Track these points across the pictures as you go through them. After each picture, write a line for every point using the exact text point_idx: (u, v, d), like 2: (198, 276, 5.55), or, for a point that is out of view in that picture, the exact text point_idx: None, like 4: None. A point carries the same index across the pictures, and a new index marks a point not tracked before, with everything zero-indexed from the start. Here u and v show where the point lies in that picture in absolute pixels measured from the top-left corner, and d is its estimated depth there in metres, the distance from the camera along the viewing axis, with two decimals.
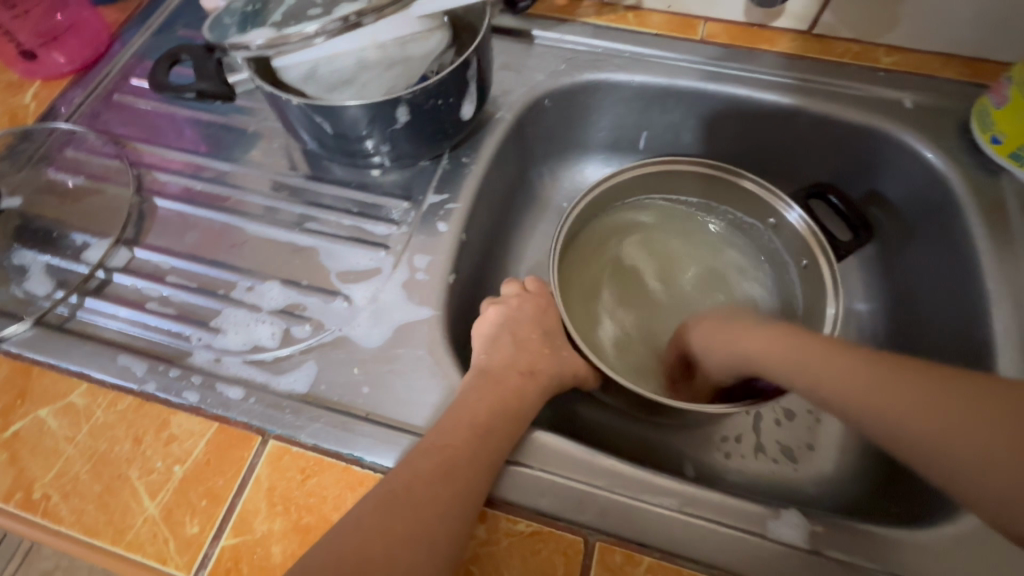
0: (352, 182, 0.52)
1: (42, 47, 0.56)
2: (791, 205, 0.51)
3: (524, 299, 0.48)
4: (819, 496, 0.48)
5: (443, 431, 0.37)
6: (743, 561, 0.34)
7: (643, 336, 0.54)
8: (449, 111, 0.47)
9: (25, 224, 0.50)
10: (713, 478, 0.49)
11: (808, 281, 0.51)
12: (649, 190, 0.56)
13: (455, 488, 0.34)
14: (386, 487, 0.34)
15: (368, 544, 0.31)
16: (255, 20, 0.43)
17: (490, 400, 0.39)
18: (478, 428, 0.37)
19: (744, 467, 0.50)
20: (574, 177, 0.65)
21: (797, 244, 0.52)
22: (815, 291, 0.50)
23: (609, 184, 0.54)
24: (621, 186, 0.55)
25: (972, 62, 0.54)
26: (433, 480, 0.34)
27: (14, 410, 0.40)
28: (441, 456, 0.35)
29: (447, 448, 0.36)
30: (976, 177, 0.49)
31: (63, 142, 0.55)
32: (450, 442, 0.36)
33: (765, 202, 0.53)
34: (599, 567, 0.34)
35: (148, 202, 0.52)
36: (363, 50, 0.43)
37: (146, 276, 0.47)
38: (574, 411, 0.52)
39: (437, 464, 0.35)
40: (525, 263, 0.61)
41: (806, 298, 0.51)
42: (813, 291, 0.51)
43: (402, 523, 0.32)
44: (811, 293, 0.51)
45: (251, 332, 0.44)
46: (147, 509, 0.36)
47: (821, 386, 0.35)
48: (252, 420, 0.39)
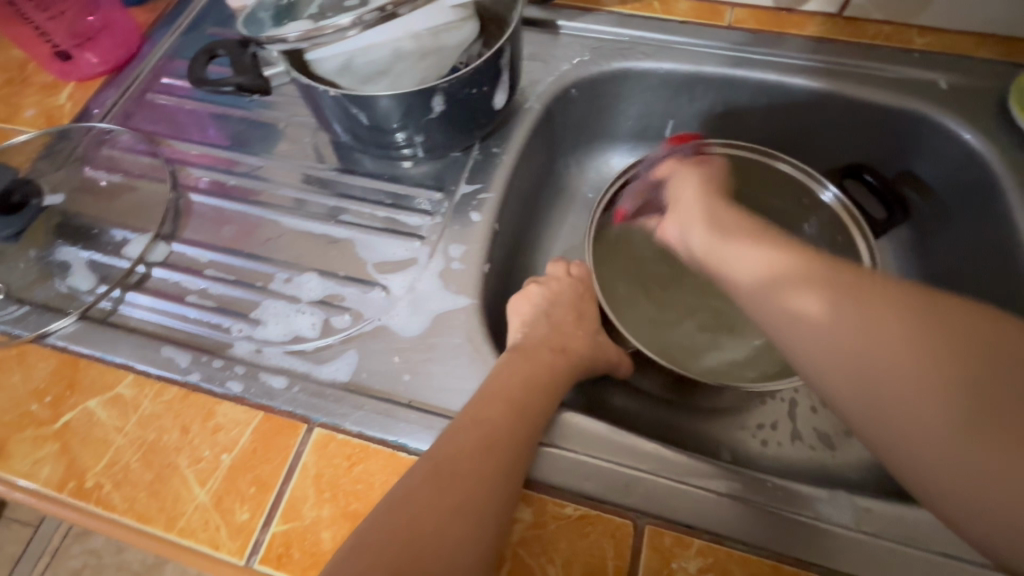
0: (384, 174, 0.53)
1: (76, 48, 0.57)
2: (827, 184, 0.51)
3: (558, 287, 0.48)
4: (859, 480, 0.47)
5: (486, 413, 0.37)
6: (793, 544, 0.34)
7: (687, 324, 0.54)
8: (482, 101, 0.47)
9: (65, 222, 0.51)
10: (748, 464, 0.49)
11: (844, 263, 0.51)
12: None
13: (503, 469, 0.34)
14: (433, 466, 0.34)
15: (422, 522, 0.31)
16: (290, 14, 0.43)
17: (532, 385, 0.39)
18: (522, 412, 0.37)
19: (781, 453, 0.50)
20: (601, 167, 0.64)
21: (831, 225, 0.52)
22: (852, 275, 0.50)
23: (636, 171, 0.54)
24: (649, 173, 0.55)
25: (1008, 41, 0.53)
26: (481, 461, 0.34)
27: (63, 401, 0.41)
28: (486, 436, 0.35)
29: (492, 429, 0.36)
30: (1016, 156, 0.48)
31: (98, 141, 0.55)
32: (494, 423, 0.36)
33: (801, 184, 0.53)
34: (649, 551, 0.33)
35: (183, 198, 0.52)
36: (398, 41, 0.43)
37: (184, 270, 0.48)
38: (609, 399, 0.52)
39: (483, 444, 0.35)
40: (552, 252, 0.61)
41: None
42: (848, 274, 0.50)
43: (453, 502, 0.32)
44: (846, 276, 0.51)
45: (290, 323, 0.44)
46: (198, 496, 0.37)
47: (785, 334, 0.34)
48: (297, 408, 0.40)
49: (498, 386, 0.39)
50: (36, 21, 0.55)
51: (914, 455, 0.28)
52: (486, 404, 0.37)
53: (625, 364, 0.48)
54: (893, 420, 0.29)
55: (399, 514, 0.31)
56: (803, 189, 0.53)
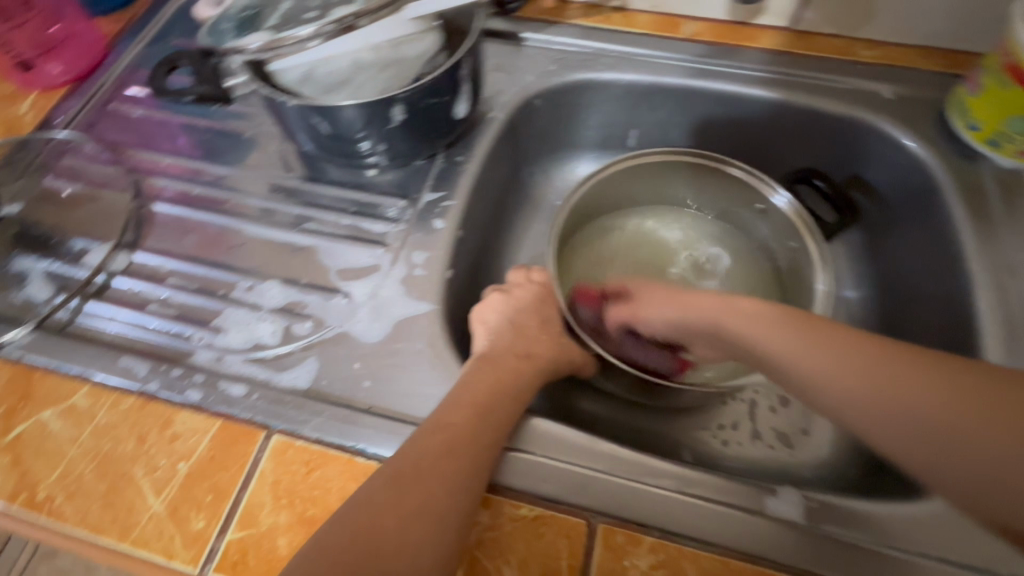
0: (349, 182, 0.53)
1: (40, 58, 0.57)
2: (777, 188, 0.52)
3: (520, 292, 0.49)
4: (815, 476, 0.49)
5: (445, 415, 0.37)
6: (744, 540, 0.35)
7: None
8: (443, 110, 0.48)
9: (23, 231, 0.50)
10: (710, 464, 0.50)
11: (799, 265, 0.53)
12: (646, 181, 0.57)
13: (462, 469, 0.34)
14: (394, 468, 0.34)
15: (380, 524, 0.31)
16: (252, 25, 0.44)
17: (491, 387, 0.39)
18: (481, 414, 0.37)
19: (741, 453, 0.51)
20: (567, 175, 0.66)
21: (785, 228, 0.53)
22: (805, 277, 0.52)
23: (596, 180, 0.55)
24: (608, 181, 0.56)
25: (948, 54, 0.56)
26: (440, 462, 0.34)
27: (16, 413, 0.41)
28: (445, 437, 0.35)
29: (451, 431, 0.36)
30: (955, 163, 0.50)
31: (61, 150, 0.55)
32: (454, 424, 0.36)
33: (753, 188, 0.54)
34: (603, 550, 0.34)
35: (146, 207, 0.52)
36: (359, 51, 0.44)
37: (145, 279, 0.48)
38: (574, 403, 0.53)
39: (442, 445, 0.35)
40: (519, 259, 0.61)
41: (796, 283, 0.53)
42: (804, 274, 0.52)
43: (411, 503, 0.32)
44: (800, 277, 0.52)
45: (252, 330, 0.44)
46: (153, 506, 0.37)
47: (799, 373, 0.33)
48: (256, 416, 0.40)
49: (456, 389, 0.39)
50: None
51: (931, 462, 0.28)
52: (444, 407, 0.38)
53: (587, 366, 0.48)
54: (894, 427, 0.29)
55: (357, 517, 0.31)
56: (756, 194, 0.54)
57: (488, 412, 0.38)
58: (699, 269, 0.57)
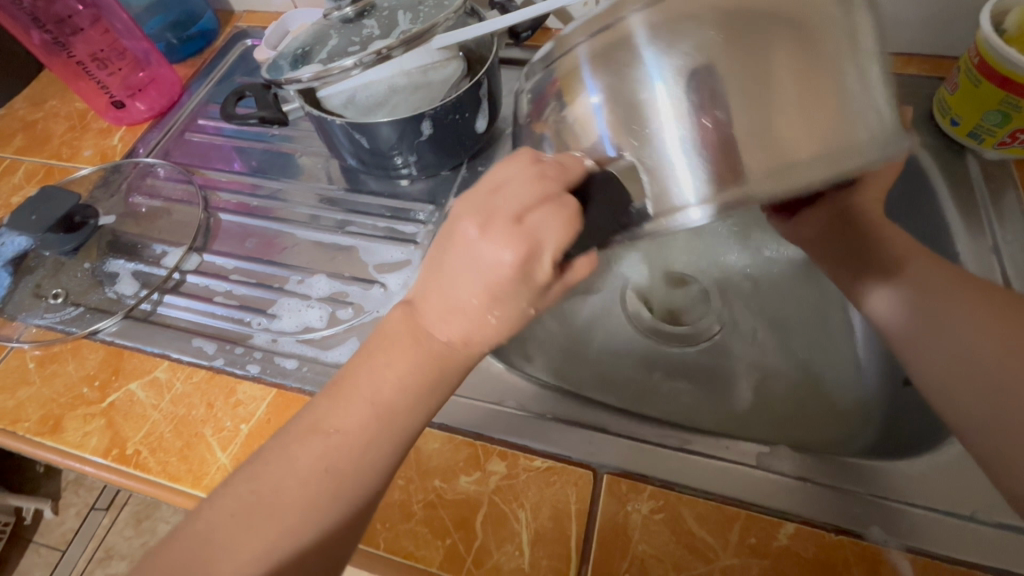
0: (385, 192, 0.61)
1: (129, 98, 0.68)
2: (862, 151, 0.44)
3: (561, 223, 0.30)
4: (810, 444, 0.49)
5: (343, 413, 0.34)
6: (740, 490, 0.38)
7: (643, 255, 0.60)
8: (465, 124, 0.56)
9: (115, 240, 0.59)
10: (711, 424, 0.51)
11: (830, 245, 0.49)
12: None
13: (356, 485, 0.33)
14: (284, 478, 0.33)
15: (283, 545, 0.32)
16: (305, 60, 0.52)
17: (407, 395, 0.34)
18: (408, 413, 0.34)
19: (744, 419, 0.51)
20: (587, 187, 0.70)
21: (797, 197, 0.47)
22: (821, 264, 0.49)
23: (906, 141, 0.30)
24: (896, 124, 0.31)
25: (932, 59, 0.60)
26: (331, 480, 0.33)
27: (109, 385, 0.48)
28: (333, 443, 0.34)
29: (342, 437, 0.34)
30: (943, 156, 0.54)
31: (144, 173, 0.65)
32: (347, 434, 0.34)
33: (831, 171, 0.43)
34: (607, 496, 0.38)
35: (213, 218, 0.61)
36: (393, 77, 0.53)
37: (213, 275, 0.56)
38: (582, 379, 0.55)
39: (331, 459, 0.33)
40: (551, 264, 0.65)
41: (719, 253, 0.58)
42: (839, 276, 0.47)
43: (314, 517, 0.33)
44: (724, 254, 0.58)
45: (302, 316, 0.51)
46: (220, 458, 0.43)
47: (921, 330, 0.41)
48: (305, 385, 0.46)
49: (348, 374, 0.35)
50: (99, 77, 0.65)
51: (923, 369, 0.41)
52: (346, 394, 0.35)
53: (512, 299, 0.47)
54: (926, 347, 0.41)
55: (252, 530, 0.32)
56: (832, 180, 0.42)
57: (394, 413, 0.34)
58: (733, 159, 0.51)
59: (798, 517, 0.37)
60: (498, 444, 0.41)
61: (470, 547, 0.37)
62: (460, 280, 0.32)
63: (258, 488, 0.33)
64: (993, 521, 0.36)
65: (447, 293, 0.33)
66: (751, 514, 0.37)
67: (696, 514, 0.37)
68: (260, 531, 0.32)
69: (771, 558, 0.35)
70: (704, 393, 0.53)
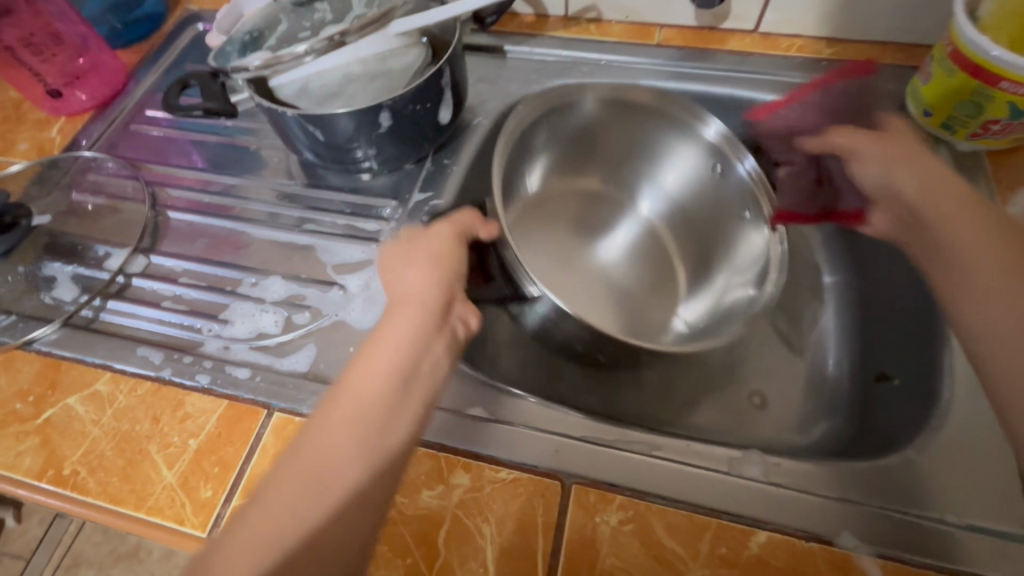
0: (346, 187, 0.57)
1: (67, 86, 0.63)
2: (745, 153, 0.54)
3: (452, 242, 0.43)
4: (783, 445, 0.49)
5: (351, 385, 0.35)
6: (712, 497, 0.37)
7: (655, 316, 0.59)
8: (427, 116, 0.53)
9: (53, 241, 0.55)
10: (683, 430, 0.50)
11: (749, 240, 0.55)
12: (644, 118, 0.58)
13: (377, 458, 0.33)
14: (301, 461, 0.32)
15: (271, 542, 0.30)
16: (254, 46, 0.49)
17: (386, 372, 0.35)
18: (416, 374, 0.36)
19: (717, 421, 0.51)
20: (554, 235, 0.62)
21: (742, 194, 0.55)
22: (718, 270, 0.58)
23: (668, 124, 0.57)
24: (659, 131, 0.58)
25: (907, 47, 0.59)
26: (349, 454, 0.32)
27: (45, 399, 0.45)
28: (347, 413, 0.34)
29: (354, 407, 0.34)
30: None
31: (85, 168, 0.61)
32: (359, 401, 0.34)
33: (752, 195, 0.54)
34: (575, 507, 0.37)
35: (162, 216, 0.57)
36: (348, 65, 0.49)
37: (161, 278, 0.52)
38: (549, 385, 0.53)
39: (350, 428, 0.33)
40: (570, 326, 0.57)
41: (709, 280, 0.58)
42: (733, 273, 0.56)
43: (340, 495, 0.31)
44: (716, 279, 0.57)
45: (256, 321, 0.48)
46: (166, 477, 0.40)
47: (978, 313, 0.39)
48: (258, 396, 0.43)
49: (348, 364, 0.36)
50: (31, 64, 0.61)
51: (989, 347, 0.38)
52: (355, 369, 0.36)
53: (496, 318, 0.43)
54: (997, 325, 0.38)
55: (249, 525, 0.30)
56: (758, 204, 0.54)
57: (401, 375, 0.35)
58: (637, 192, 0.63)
59: (770, 525, 0.36)
60: (461, 455, 0.39)
61: (432, 565, 0.36)
62: (410, 258, 0.41)
63: (277, 481, 0.32)
64: (965, 524, 0.35)
65: (401, 270, 0.41)
66: (722, 524, 0.36)
67: (666, 524, 0.36)
68: (278, 522, 0.30)
69: (741, 568, 0.34)
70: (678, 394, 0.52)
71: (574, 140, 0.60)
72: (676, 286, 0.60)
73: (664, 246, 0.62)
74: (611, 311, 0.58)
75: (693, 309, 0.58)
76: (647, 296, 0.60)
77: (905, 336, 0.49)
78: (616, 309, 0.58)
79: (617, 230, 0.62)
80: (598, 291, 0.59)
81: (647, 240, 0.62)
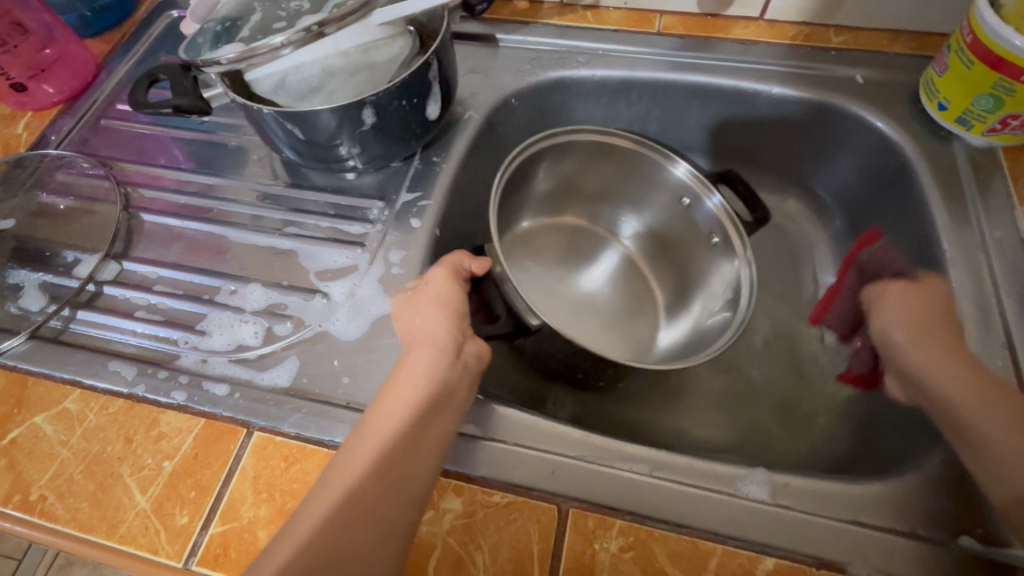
0: (330, 186, 0.54)
1: (32, 80, 0.59)
2: (712, 189, 0.53)
3: (450, 285, 0.42)
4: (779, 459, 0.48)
5: (377, 420, 0.36)
6: (716, 520, 0.35)
7: (639, 330, 0.57)
8: (414, 111, 0.49)
9: (19, 246, 0.52)
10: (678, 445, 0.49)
11: (719, 267, 0.54)
12: (619, 159, 0.58)
13: (398, 493, 0.34)
14: (324, 492, 0.34)
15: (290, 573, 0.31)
16: (227, 36, 0.45)
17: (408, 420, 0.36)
18: (441, 415, 0.37)
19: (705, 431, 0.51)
20: (544, 242, 0.61)
21: (710, 223, 0.54)
22: (696, 296, 0.56)
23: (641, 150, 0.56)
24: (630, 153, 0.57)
25: (918, 36, 0.56)
26: (369, 488, 0.34)
27: (11, 419, 0.42)
28: (372, 447, 0.35)
29: (381, 443, 0.35)
30: (929, 144, 0.51)
31: (53, 167, 0.57)
32: (382, 439, 0.35)
33: (719, 223, 0.53)
34: (572, 533, 0.35)
35: (135, 218, 0.54)
36: (327, 58, 0.45)
37: (134, 286, 0.50)
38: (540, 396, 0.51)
39: (372, 462, 0.34)
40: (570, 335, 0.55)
41: (681, 302, 0.57)
42: (710, 299, 0.55)
43: (359, 528, 0.32)
44: (687, 302, 0.57)
45: (235, 332, 0.46)
46: (139, 503, 0.38)
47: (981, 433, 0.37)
48: (237, 414, 0.41)
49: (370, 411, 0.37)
50: None
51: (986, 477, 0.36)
52: (381, 404, 0.37)
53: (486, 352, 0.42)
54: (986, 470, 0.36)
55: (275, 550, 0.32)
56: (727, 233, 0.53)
57: (425, 414, 0.37)
58: (616, 223, 0.62)
59: (778, 551, 0.34)
60: (452, 476, 0.37)
61: None
62: (421, 311, 0.41)
63: (302, 509, 0.34)
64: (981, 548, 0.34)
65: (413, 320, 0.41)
66: (727, 550, 0.34)
67: (669, 551, 0.34)
68: (302, 547, 0.31)
69: None
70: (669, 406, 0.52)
71: (575, 158, 0.58)
72: (658, 310, 0.59)
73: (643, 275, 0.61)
74: (611, 334, 0.57)
75: (675, 333, 0.56)
76: (631, 320, 0.58)
77: None
78: (608, 323, 0.57)
79: (600, 261, 0.61)
80: (593, 314, 0.57)
81: (631, 265, 0.61)
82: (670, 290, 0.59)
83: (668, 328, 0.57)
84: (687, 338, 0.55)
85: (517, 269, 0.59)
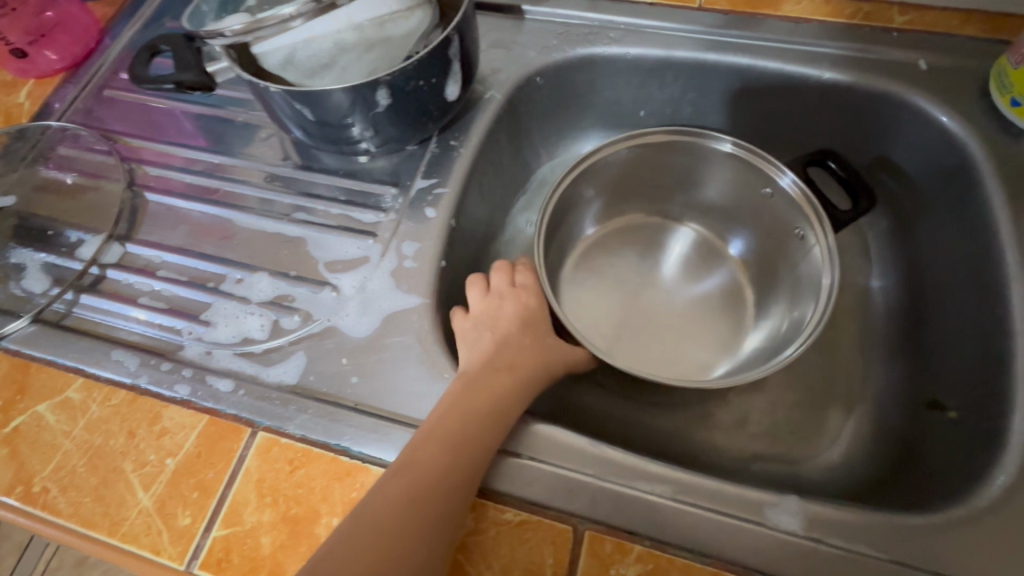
0: (341, 170, 0.52)
1: (32, 46, 0.56)
2: (784, 169, 0.48)
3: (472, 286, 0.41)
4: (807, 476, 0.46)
5: (464, 401, 0.36)
6: (741, 550, 0.33)
7: (717, 328, 0.54)
8: (431, 92, 0.46)
9: (21, 223, 0.51)
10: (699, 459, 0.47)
11: (803, 266, 0.50)
12: (677, 152, 0.53)
13: (453, 479, 0.33)
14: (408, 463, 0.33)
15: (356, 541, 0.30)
16: (233, 5, 0.42)
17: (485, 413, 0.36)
18: (505, 409, 0.37)
19: (734, 442, 0.48)
20: (605, 233, 0.59)
21: (792, 213, 0.50)
22: (776, 296, 0.53)
23: (708, 139, 0.51)
24: (693, 144, 0.52)
25: (993, 17, 0.50)
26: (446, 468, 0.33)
27: (14, 405, 0.41)
28: (455, 426, 0.35)
29: (463, 417, 0.35)
30: (998, 142, 0.46)
31: (57, 139, 0.55)
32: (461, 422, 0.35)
33: (796, 213, 0.49)
34: (588, 557, 0.33)
35: (140, 197, 0.52)
36: (339, 32, 0.42)
37: (138, 270, 0.48)
38: (560, 400, 0.49)
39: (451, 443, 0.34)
40: (634, 336, 0.53)
41: (763, 299, 0.54)
42: (788, 300, 0.51)
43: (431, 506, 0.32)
44: (766, 301, 0.53)
45: (240, 324, 0.44)
46: (141, 500, 0.37)
47: None
48: (242, 412, 0.39)
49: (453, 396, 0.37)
50: None
51: None
52: (465, 383, 0.37)
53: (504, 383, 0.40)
54: None
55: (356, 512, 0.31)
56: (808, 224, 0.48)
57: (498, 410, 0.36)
58: (676, 214, 0.59)
59: None
60: None
61: None
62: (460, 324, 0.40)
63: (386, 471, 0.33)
64: None
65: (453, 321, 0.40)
66: None
67: None
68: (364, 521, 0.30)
69: None
70: (693, 415, 0.49)
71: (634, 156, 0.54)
72: (737, 310, 0.55)
73: (723, 267, 0.57)
74: (683, 334, 0.53)
75: (752, 342, 0.52)
76: (707, 319, 0.54)
77: (967, 358, 0.43)
78: (681, 323, 0.54)
79: (674, 251, 0.58)
80: (664, 312, 0.54)
81: (702, 257, 0.58)
82: (755, 284, 0.55)
83: (743, 336, 0.53)
84: (765, 347, 0.51)
85: (566, 293, 0.56)
